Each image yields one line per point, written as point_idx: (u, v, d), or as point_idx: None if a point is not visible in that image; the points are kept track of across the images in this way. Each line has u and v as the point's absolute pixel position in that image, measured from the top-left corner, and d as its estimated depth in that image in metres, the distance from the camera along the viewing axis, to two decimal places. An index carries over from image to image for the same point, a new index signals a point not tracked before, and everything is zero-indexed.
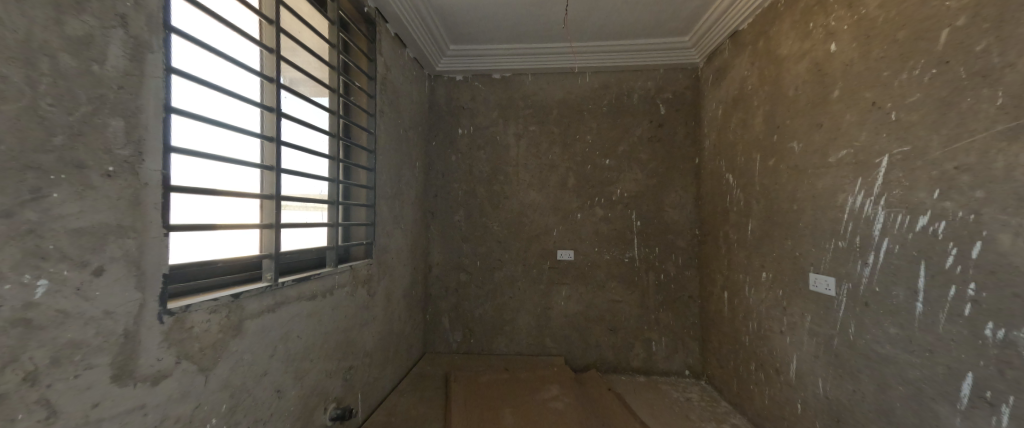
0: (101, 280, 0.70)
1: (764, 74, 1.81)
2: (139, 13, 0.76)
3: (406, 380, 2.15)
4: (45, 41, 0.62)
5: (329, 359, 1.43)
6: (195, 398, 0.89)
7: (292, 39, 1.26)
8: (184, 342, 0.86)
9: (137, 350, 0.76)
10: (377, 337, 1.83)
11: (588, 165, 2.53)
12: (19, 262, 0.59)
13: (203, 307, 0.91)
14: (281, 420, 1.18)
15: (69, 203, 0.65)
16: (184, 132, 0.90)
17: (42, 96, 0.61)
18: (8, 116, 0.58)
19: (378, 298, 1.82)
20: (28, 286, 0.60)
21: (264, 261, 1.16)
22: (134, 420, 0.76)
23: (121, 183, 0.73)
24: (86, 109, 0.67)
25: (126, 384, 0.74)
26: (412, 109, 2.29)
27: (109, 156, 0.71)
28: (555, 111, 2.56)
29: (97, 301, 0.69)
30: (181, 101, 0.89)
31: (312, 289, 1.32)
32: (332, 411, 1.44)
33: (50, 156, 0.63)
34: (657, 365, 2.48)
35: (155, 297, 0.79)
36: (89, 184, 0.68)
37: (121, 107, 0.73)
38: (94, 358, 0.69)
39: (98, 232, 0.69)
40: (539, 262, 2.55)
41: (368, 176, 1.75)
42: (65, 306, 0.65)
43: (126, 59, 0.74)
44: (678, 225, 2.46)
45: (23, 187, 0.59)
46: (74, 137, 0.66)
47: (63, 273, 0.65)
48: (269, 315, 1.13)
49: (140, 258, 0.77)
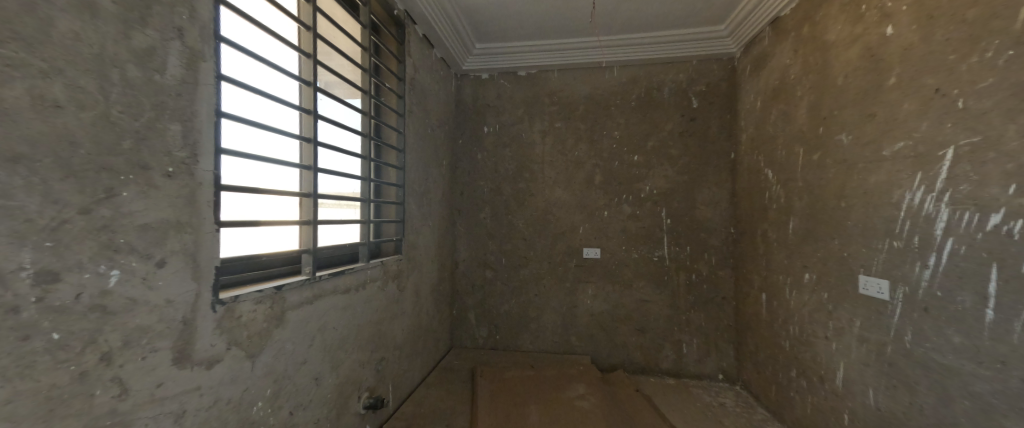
0: (163, 271, 0.77)
1: (809, 62, 1.69)
2: (193, 25, 0.82)
3: (433, 374, 2.20)
4: (115, 54, 0.68)
5: (363, 350, 1.49)
6: (242, 383, 0.95)
7: (327, 44, 1.32)
8: (233, 330, 0.93)
9: (193, 335, 0.83)
10: (406, 331, 1.89)
11: (615, 162, 2.47)
12: (97, 253, 0.65)
13: (250, 298, 0.97)
14: (320, 406, 1.25)
15: (137, 201, 0.72)
16: (232, 134, 0.96)
17: (113, 104, 0.67)
18: (86, 122, 0.63)
19: (407, 293, 1.88)
20: (103, 275, 0.66)
21: (303, 256, 1.22)
22: (192, 399, 0.82)
23: (179, 183, 0.79)
24: (149, 115, 0.74)
25: (185, 367, 0.81)
26: (439, 109, 2.33)
27: (168, 158, 0.77)
28: (581, 106, 2.52)
29: (160, 289, 0.76)
30: (230, 106, 0.96)
31: (346, 283, 1.38)
32: (366, 400, 1.50)
33: (120, 158, 0.69)
34: (688, 367, 2.40)
35: (208, 287, 0.86)
36: (153, 184, 0.74)
37: (179, 113, 0.79)
38: (158, 341, 0.76)
39: (160, 228, 0.76)
40: (564, 259, 2.53)
41: (397, 175, 1.81)
42: (134, 294, 0.71)
43: (182, 69, 0.80)
44: (711, 224, 2.37)
45: (99, 186, 0.66)
46: (140, 141, 0.72)
47: (132, 264, 0.71)
48: (308, 307, 1.19)
49: (196, 252, 0.83)
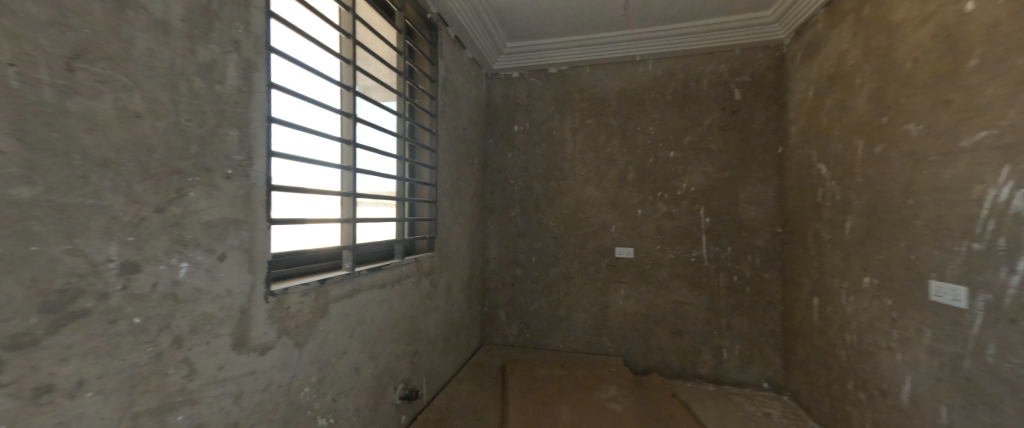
0: (224, 264, 0.84)
1: (870, 46, 1.54)
2: (248, 37, 0.89)
3: (465, 369, 2.25)
4: (183, 67, 0.75)
5: (398, 343, 1.55)
6: (292, 369, 1.03)
7: (366, 50, 1.38)
8: (283, 319, 1.00)
9: (249, 323, 0.90)
10: (439, 326, 1.94)
11: (650, 158, 2.39)
12: (170, 247, 0.73)
13: (297, 290, 1.04)
14: (360, 395, 1.31)
15: (201, 201, 0.79)
16: (282, 138, 1.04)
17: (182, 113, 0.74)
18: (160, 129, 0.70)
19: (440, 289, 1.93)
20: (174, 267, 0.73)
21: (344, 252, 1.29)
22: (248, 382, 0.89)
23: (237, 183, 0.87)
24: (212, 122, 0.81)
25: (243, 352, 0.88)
26: (470, 108, 2.36)
27: (227, 161, 0.84)
28: (614, 102, 2.45)
29: (221, 281, 0.83)
30: (279, 112, 1.03)
31: (383, 278, 1.44)
32: (401, 391, 1.56)
33: (188, 161, 0.76)
34: (729, 374, 2.28)
35: (262, 279, 0.93)
36: (215, 184, 0.82)
37: (236, 119, 0.86)
38: (220, 328, 0.83)
39: (221, 225, 0.83)
40: (596, 259, 2.49)
41: (430, 174, 1.86)
42: (200, 284, 0.79)
43: (239, 79, 0.87)
44: (755, 223, 2.23)
45: (171, 187, 0.73)
46: (204, 145, 0.79)
47: (198, 257, 0.78)
48: (349, 300, 1.26)
49: (251, 247, 0.90)
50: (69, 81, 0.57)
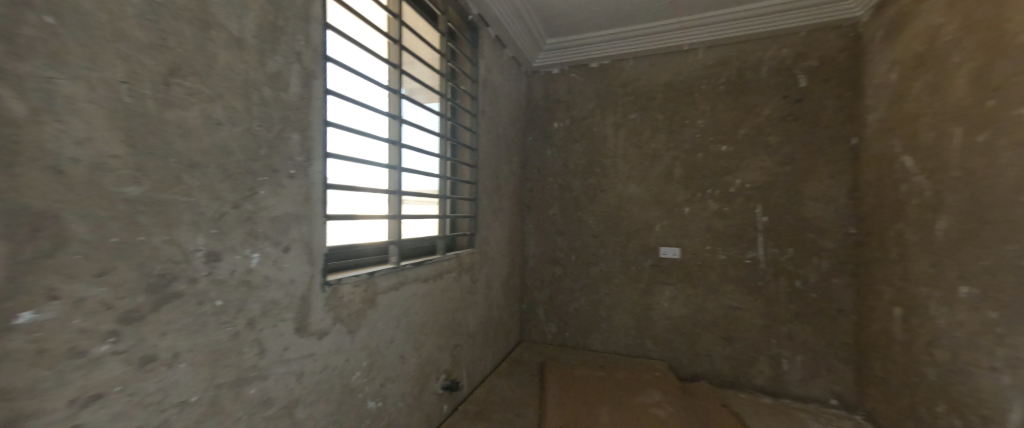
0: (288, 255, 0.92)
1: (971, 17, 1.32)
2: (308, 49, 0.97)
3: (503, 364, 2.28)
4: (255, 78, 0.83)
5: (440, 336, 1.61)
6: (346, 353, 1.10)
7: (411, 55, 1.45)
8: (337, 307, 1.07)
9: (308, 309, 0.98)
10: (478, 321, 1.98)
11: (699, 154, 2.25)
12: (245, 240, 0.81)
13: (349, 281, 1.12)
14: (405, 382, 1.38)
15: (270, 198, 0.87)
16: (336, 141, 1.12)
17: (254, 120, 0.83)
18: (237, 134, 0.79)
19: (480, 284, 1.98)
20: (248, 256, 0.82)
21: (390, 246, 1.37)
22: (308, 363, 0.97)
23: (299, 182, 0.95)
24: (278, 127, 0.89)
25: (304, 336, 0.96)
26: (510, 107, 2.38)
27: (291, 162, 0.93)
28: (659, 95, 2.34)
29: (286, 270, 0.92)
30: (334, 116, 1.12)
31: (426, 272, 1.50)
32: (443, 382, 1.61)
33: (259, 162, 0.84)
34: (789, 386, 2.10)
35: (319, 270, 1.01)
36: (280, 184, 0.90)
37: (298, 124, 0.94)
38: (285, 313, 0.91)
39: (286, 220, 0.91)
40: (639, 259, 2.40)
41: (471, 172, 1.91)
42: (269, 273, 0.87)
43: (300, 87, 0.95)
44: (822, 223, 2.02)
45: (245, 186, 0.81)
46: (272, 149, 0.88)
47: (267, 249, 0.87)
48: (395, 292, 1.33)
49: (311, 240, 0.99)
50: (167, 95, 0.66)
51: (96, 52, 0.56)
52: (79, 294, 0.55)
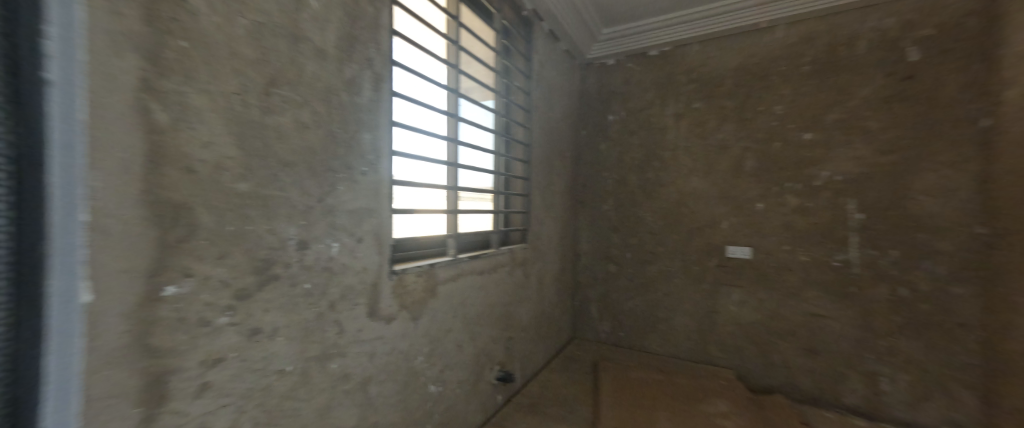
0: (361, 246, 0.98)
1: None
2: (378, 53, 1.01)
3: (556, 360, 2.27)
4: (334, 84, 0.89)
5: (494, 328, 1.64)
6: (410, 338, 1.15)
7: (468, 55, 1.50)
8: (403, 296, 1.13)
9: (379, 296, 1.04)
10: (531, 315, 1.99)
11: (776, 143, 2.03)
12: (326, 231, 0.89)
13: (412, 271, 1.17)
14: (464, 370, 1.43)
15: (346, 193, 0.94)
16: (401, 140, 1.19)
17: (334, 122, 0.90)
18: (320, 135, 0.87)
19: (532, 279, 1.99)
20: (328, 246, 0.89)
21: (448, 240, 1.43)
22: (378, 345, 1.03)
23: (370, 178, 1.01)
24: (353, 128, 0.95)
25: (376, 320, 1.03)
26: (563, 101, 2.35)
27: (364, 160, 0.99)
28: (729, 80, 2.14)
29: (360, 259, 0.98)
30: (399, 117, 1.19)
31: (482, 265, 1.54)
32: (497, 373, 1.65)
33: (338, 160, 0.91)
34: (889, 409, 1.83)
35: (386, 260, 1.07)
36: (355, 180, 0.97)
37: (370, 125, 1.00)
38: (358, 299, 0.97)
39: (360, 213, 0.98)
40: (703, 258, 2.23)
41: (523, 168, 1.93)
42: (346, 261, 0.94)
43: (372, 90, 1.00)
44: (937, 221, 1.72)
45: (324, 182, 0.88)
46: (348, 148, 0.94)
47: (344, 240, 0.94)
48: (454, 283, 1.38)
49: (380, 232, 1.05)
50: (266, 103, 0.75)
51: (215, 70, 0.66)
52: (207, 273, 0.66)
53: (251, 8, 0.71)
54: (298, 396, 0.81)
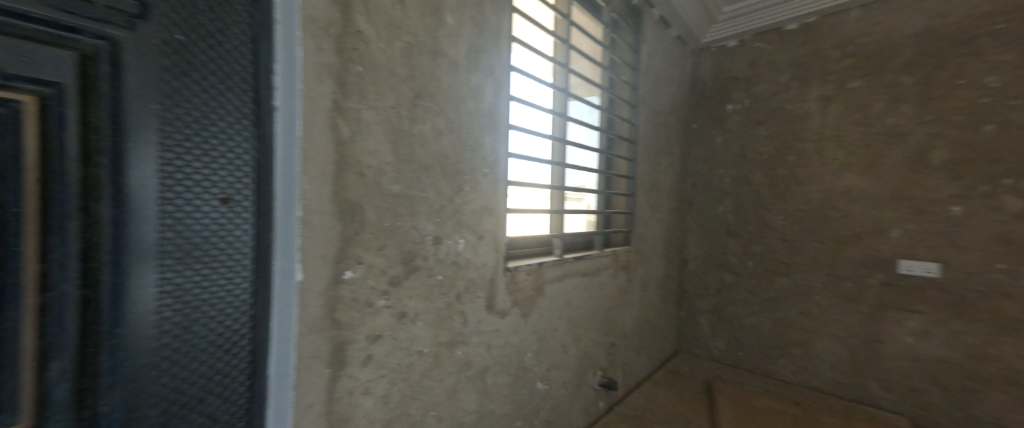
0: (481, 243, 1.04)
1: None
2: (500, 59, 1.06)
3: (659, 373, 2.10)
4: (463, 92, 0.96)
5: (597, 332, 1.59)
6: (520, 334, 1.17)
7: (577, 51, 1.47)
8: (516, 293, 1.16)
9: (495, 291, 1.09)
10: (634, 322, 1.89)
11: (986, 127, 1.57)
12: (454, 228, 0.96)
13: (524, 269, 1.19)
14: (568, 371, 1.42)
15: (472, 193, 1.00)
16: (515, 141, 1.22)
17: (463, 127, 0.96)
18: (451, 141, 0.94)
19: (635, 284, 1.88)
20: (455, 242, 0.96)
21: (554, 239, 1.43)
22: (494, 338, 1.08)
23: (491, 179, 1.06)
24: (478, 133, 1.01)
25: (493, 314, 1.08)
26: (673, 92, 2.15)
27: (485, 162, 1.04)
28: (907, 50, 1.71)
29: (480, 256, 1.04)
30: (514, 120, 1.22)
31: (586, 267, 1.50)
32: (600, 379, 1.60)
33: (465, 163, 0.98)
34: None
35: (501, 258, 1.11)
36: (478, 181, 1.02)
37: (491, 129, 1.05)
38: (478, 293, 1.03)
39: (481, 212, 1.04)
40: (861, 273, 1.84)
41: (628, 167, 1.82)
42: (469, 257, 1.01)
43: (493, 95, 1.05)
44: None
45: (453, 183, 0.95)
46: (474, 151, 1.00)
47: (468, 237, 1.00)
48: (561, 283, 1.37)
49: (497, 231, 1.09)
50: (412, 114, 0.84)
51: (380, 88, 0.77)
52: (368, 261, 0.77)
53: (405, 31, 0.81)
54: (432, 376, 0.90)
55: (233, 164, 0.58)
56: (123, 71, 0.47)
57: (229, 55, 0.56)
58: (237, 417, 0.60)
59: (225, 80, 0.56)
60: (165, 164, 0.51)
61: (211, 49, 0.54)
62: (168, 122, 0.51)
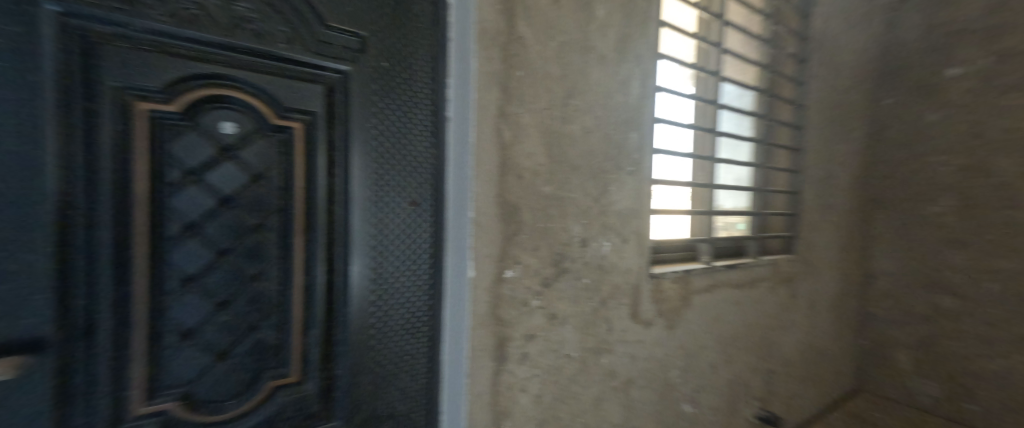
0: (626, 246, 0.97)
1: None
2: (647, 47, 0.97)
3: (833, 415, 1.69)
4: (610, 86, 0.90)
5: (753, 355, 1.35)
6: (666, 348, 1.06)
7: (730, 26, 1.27)
8: (662, 302, 1.05)
9: (640, 299, 1.00)
10: (798, 347, 1.56)
11: None
12: (600, 230, 0.91)
13: (670, 276, 1.07)
14: (718, 397, 1.23)
15: (618, 194, 0.94)
16: (660, 136, 1.11)
17: (609, 123, 0.91)
18: (599, 138, 0.89)
19: (801, 301, 1.54)
20: (600, 245, 0.92)
21: (700, 244, 1.27)
22: (639, 349, 1.00)
23: (637, 178, 0.98)
24: (623, 128, 0.94)
25: (639, 323, 1.00)
26: (856, 61, 1.70)
27: (630, 160, 0.96)
28: None
29: (625, 260, 0.97)
30: (659, 112, 1.11)
31: (741, 277, 1.29)
32: (756, 411, 1.36)
33: (611, 161, 0.92)
34: None
35: (646, 263, 1.02)
36: (623, 180, 0.95)
37: (636, 123, 0.97)
38: (622, 299, 0.96)
39: (627, 214, 0.97)
40: None
41: (792, 158, 1.52)
42: (614, 261, 0.95)
43: (640, 87, 0.97)
44: None
45: (600, 183, 0.90)
46: (619, 149, 0.94)
47: (613, 240, 0.94)
48: (712, 294, 1.20)
49: (642, 233, 1.01)
50: (563, 113, 0.83)
51: (536, 90, 0.78)
52: (523, 261, 0.79)
53: (557, 30, 0.80)
54: (579, 382, 0.88)
55: (414, 179, 0.74)
56: (348, 111, 0.67)
57: (411, 89, 0.73)
58: (422, 379, 0.77)
59: (409, 112, 0.73)
60: (373, 183, 0.69)
61: (404, 81, 0.72)
62: (374, 151, 0.69)
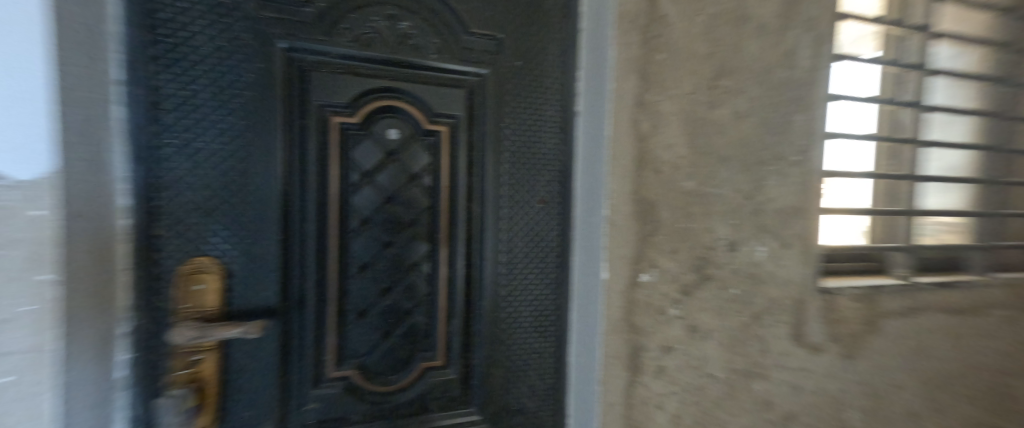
0: (781, 259, 0.69)
1: None
2: None
3: None
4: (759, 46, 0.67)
5: None
6: None
7: None
8: (836, 331, 0.73)
9: (808, 327, 0.71)
10: None
11: None
12: (751, 235, 0.69)
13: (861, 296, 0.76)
14: None
15: (774, 188, 0.67)
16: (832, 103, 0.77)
17: (762, 95, 0.68)
18: (753, 119, 0.68)
19: None
20: (750, 252, 0.69)
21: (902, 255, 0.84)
22: None
23: (801, 167, 0.67)
24: (773, 100, 0.67)
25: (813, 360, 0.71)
26: None
27: (789, 144, 0.67)
28: None
29: (779, 276, 0.70)
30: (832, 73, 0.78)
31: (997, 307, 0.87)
32: None
33: (766, 146, 0.68)
34: None
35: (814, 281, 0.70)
36: (779, 170, 0.67)
37: (800, 89, 0.67)
38: (780, 326, 0.70)
39: (786, 216, 0.68)
40: None
41: None
42: (766, 276, 0.69)
43: (807, 38, 0.67)
44: None
45: (749, 176, 0.68)
46: (772, 129, 0.67)
47: (764, 248, 0.69)
48: (911, 327, 0.77)
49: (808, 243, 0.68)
50: (711, 96, 0.69)
51: (677, 74, 0.69)
52: (660, 266, 0.72)
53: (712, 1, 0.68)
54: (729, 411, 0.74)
55: (545, 178, 0.74)
56: (485, 112, 0.69)
57: (546, 86, 0.73)
58: (549, 378, 0.77)
59: (542, 110, 0.73)
60: (508, 181, 0.71)
61: (539, 81, 0.72)
62: (510, 151, 0.71)
